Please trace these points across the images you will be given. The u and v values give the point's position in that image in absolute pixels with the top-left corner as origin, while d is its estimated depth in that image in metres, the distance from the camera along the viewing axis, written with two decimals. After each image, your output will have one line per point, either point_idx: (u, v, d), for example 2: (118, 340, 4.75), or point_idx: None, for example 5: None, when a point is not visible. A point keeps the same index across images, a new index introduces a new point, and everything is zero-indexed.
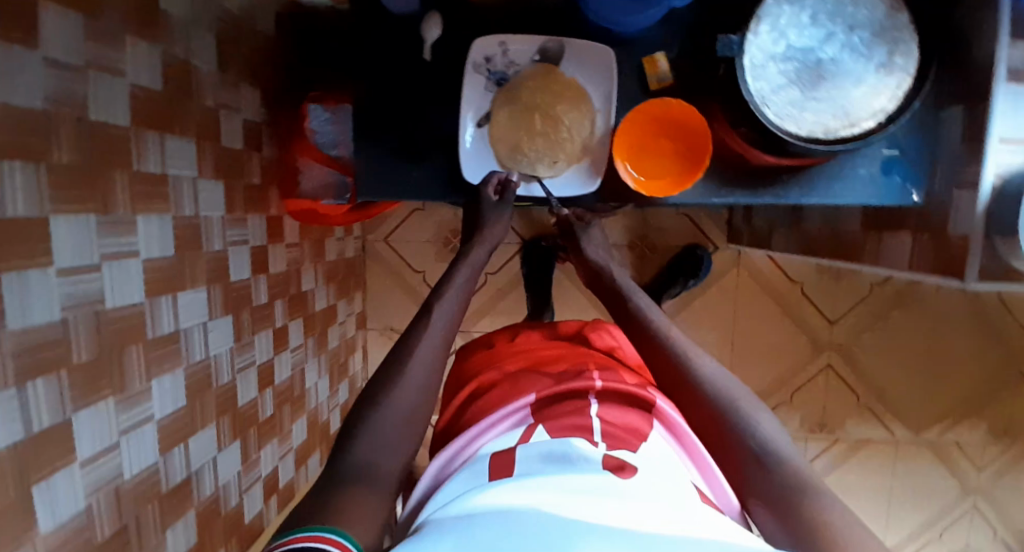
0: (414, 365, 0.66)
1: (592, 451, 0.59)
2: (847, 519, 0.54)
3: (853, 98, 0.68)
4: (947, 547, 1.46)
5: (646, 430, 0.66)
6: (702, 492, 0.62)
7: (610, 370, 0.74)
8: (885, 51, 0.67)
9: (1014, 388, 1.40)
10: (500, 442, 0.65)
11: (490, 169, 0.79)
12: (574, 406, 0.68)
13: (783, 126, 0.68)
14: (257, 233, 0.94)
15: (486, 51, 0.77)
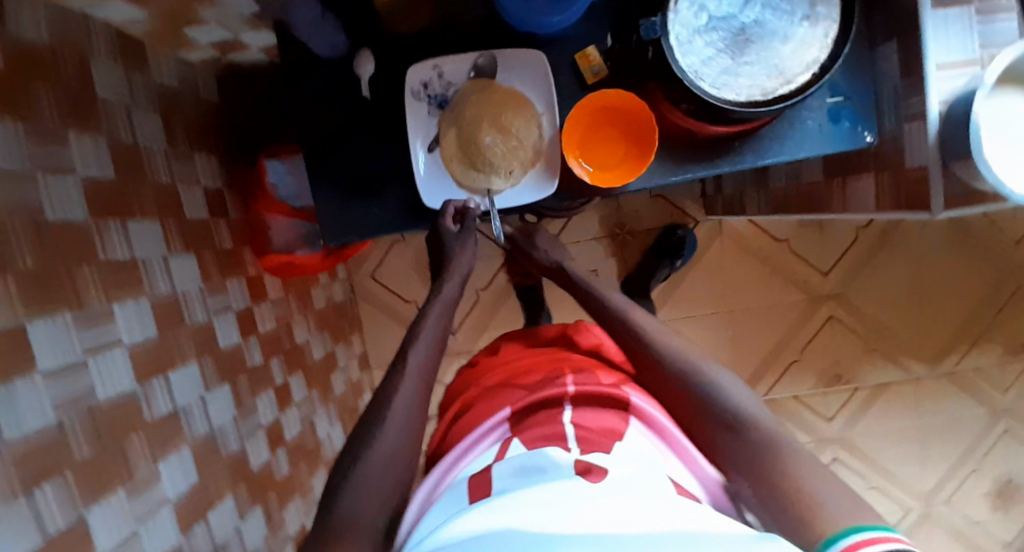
0: (402, 390, 0.64)
1: (564, 457, 0.58)
2: (835, 502, 0.51)
3: (783, 56, 0.69)
4: (991, 474, 1.44)
5: (623, 429, 0.65)
6: (679, 481, 0.60)
7: (586, 372, 0.74)
8: (805, 5, 0.69)
9: (1018, 303, 1.40)
10: (476, 463, 0.64)
11: (449, 191, 0.80)
12: (549, 414, 0.67)
13: (722, 95, 0.68)
14: (239, 297, 0.94)
15: (422, 77, 0.78)
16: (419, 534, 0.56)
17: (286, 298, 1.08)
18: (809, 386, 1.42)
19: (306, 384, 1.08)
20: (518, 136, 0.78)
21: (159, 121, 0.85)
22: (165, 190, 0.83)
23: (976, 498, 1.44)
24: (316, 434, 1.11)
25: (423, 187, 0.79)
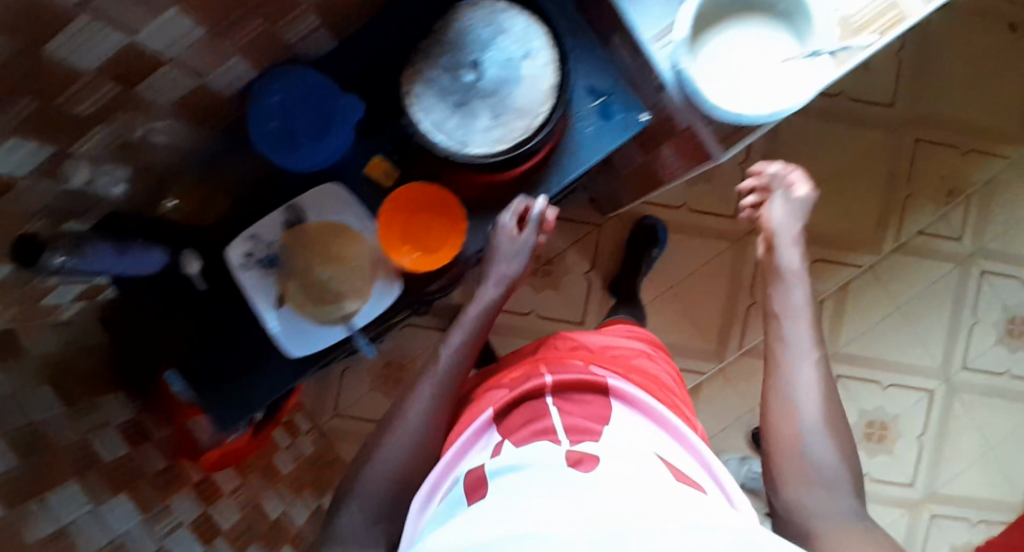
0: (396, 438, 0.71)
1: (553, 450, 0.58)
2: (860, 549, 0.62)
3: (526, 90, 0.75)
4: (989, 321, 1.40)
5: (609, 413, 0.67)
6: (675, 462, 0.61)
7: (562, 364, 0.76)
8: (521, 44, 0.76)
9: (925, 154, 1.37)
10: (472, 462, 0.66)
11: (311, 335, 0.80)
12: (534, 405, 0.69)
13: (489, 152, 0.75)
14: (188, 509, 0.97)
15: (243, 248, 0.79)
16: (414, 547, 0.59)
17: (246, 482, 1.10)
18: None
19: None
20: (351, 259, 0.82)
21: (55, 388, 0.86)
22: (78, 443, 0.84)
23: (990, 350, 1.40)
24: None
25: (287, 341, 0.79)
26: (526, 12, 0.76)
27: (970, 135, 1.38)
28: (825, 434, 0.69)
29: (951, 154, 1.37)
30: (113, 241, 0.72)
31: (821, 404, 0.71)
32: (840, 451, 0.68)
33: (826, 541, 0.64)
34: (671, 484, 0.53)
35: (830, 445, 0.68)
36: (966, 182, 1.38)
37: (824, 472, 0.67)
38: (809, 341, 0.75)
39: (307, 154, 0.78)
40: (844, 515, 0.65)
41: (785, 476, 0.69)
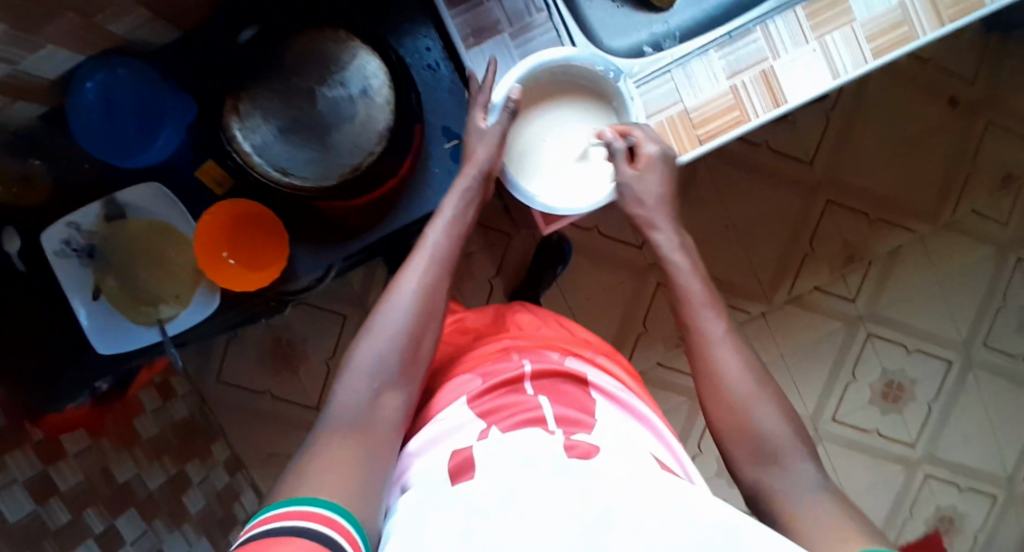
0: (369, 349, 0.62)
1: (550, 439, 0.57)
2: (835, 519, 0.53)
3: (359, 127, 0.75)
4: (868, 383, 1.43)
5: (592, 406, 0.66)
6: (663, 462, 0.62)
7: (533, 346, 0.74)
8: (359, 79, 0.75)
9: (832, 216, 1.38)
10: (446, 445, 0.61)
11: (121, 332, 0.79)
12: (510, 390, 0.66)
13: (318, 183, 0.74)
14: None
15: (59, 236, 0.76)
16: (409, 505, 0.54)
17: (98, 444, 1.12)
18: (663, 352, 1.45)
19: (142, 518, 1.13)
20: (175, 263, 0.81)
21: None
22: None
23: (863, 409, 1.43)
24: None
25: (97, 336, 0.77)
26: (365, 47, 0.75)
27: (881, 201, 1.38)
28: (772, 407, 0.62)
29: (858, 218, 1.38)
30: None
31: (763, 389, 0.63)
32: (785, 421, 0.62)
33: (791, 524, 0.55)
34: (667, 485, 0.52)
35: (775, 420, 0.62)
36: (869, 246, 1.39)
37: (784, 454, 0.60)
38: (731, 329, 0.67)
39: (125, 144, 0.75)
40: (807, 482, 0.58)
41: (750, 446, 0.61)
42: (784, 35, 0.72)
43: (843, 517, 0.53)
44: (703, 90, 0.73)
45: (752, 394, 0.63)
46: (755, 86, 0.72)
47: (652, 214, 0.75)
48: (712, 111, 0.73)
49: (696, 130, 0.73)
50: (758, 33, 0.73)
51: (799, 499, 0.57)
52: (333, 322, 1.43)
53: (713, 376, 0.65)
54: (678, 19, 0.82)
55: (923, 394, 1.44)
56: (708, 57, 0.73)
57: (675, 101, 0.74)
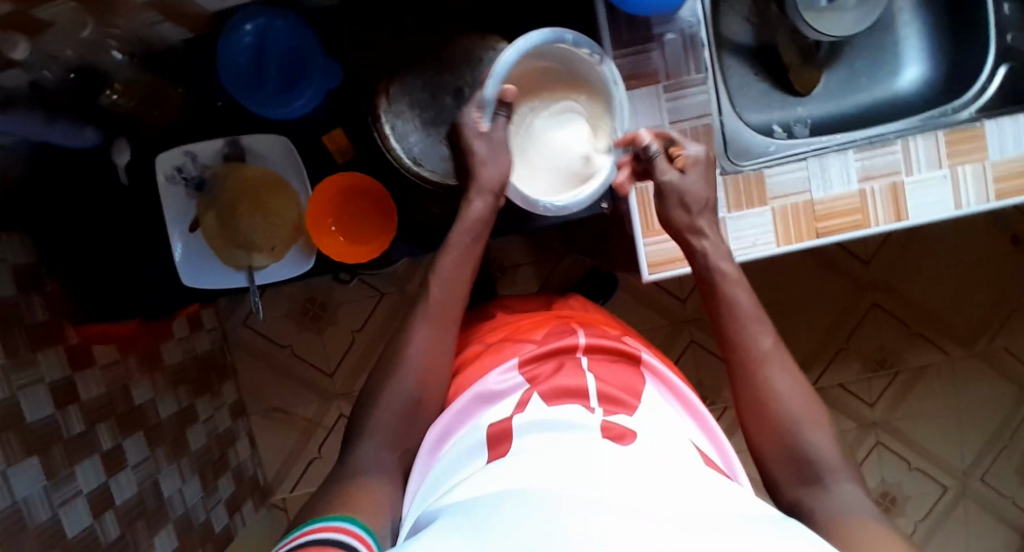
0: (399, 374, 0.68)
1: (588, 417, 0.61)
2: (864, 522, 0.53)
3: None
4: (864, 488, 1.46)
5: (640, 387, 0.69)
6: (705, 452, 0.65)
7: (594, 330, 0.77)
8: None
9: (874, 320, 1.41)
10: (494, 411, 0.66)
11: (210, 269, 0.80)
12: (560, 363, 0.70)
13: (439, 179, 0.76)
14: (54, 369, 0.98)
15: (175, 161, 0.78)
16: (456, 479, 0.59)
17: (123, 360, 1.12)
18: None
19: (146, 444, 1.13)
20: (278, 215, 0.81)
21: None
22: None
23: None
24: (165, 493, 1.14)
25: (186, 267, 0.79)
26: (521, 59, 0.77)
27: (922, 316, 1.41)
28: (823, 431, 0.61)
29: (897, 328, 1.41)
30: (42, 109, 0.70)
31: (800, 395, 0.62)
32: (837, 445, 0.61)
33: (822, 524, 0.55)
34: (704, 473, 0.55)
35: (829, 444, 0.60)
36: (901, 357, 1.42)
37: (816, 462, 0.59)
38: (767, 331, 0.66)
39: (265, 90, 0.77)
40: (848, 503, 0.57)
41: (797, 472, 0.60)
42: (921, 153, 0.74)
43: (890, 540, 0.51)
44: (834, 186, 0.75)
45: (806, 419, 0.61)
46: (882, 196, 0.75)
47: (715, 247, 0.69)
48: (836, 207, 0.75)
49: (817, 223, 0.75)
50: (897, 147, 0.74)
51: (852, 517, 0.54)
52: (370, 295, 1.42)
53: (777, 410, 0.62)
54: (812, 108, 0.85)
55: (913, 511, 1.47)
56: (846, 156, 0.74)
57: (804, 190, 0.74)
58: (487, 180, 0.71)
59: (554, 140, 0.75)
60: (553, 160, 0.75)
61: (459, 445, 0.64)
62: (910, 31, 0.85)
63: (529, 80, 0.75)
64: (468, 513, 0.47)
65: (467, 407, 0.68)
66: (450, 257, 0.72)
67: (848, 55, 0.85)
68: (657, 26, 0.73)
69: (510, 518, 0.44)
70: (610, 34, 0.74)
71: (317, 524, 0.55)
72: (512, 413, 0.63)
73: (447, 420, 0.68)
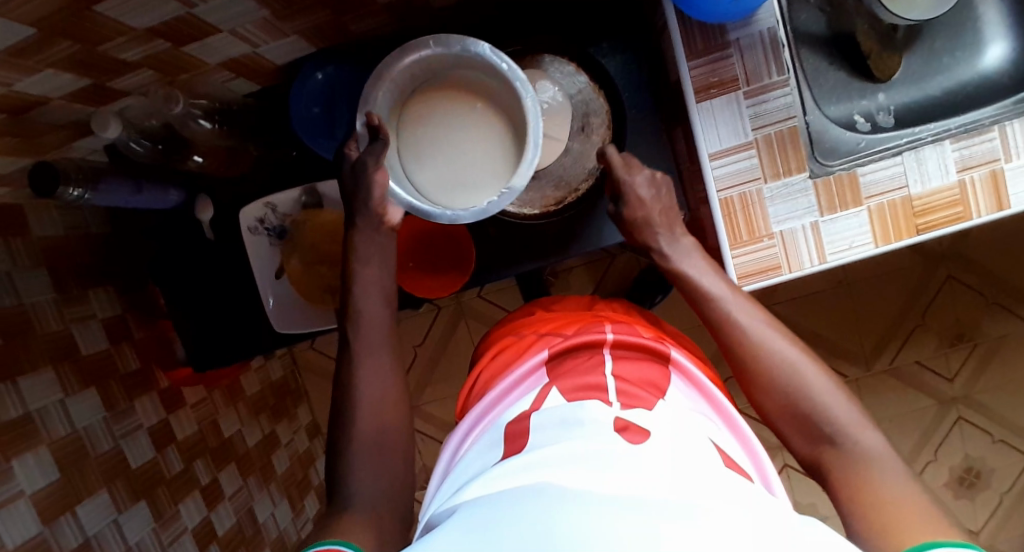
0: (377, 384, 0.68)
1: (602, 414, 0.59)
2: (909, 495, 0.51)
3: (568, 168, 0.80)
4: (947, 464, 1.43)
5: (665, 385, 0.66)
6: (723, 447, 0.60)
7: (624, 324, 0.75)
8: (581, 117, 0.81)
9: (948, 292, 1.37)
10: (514, 408, 0.67)
11: (298, 316, 0.82)
12: (582, 360, 0.69)
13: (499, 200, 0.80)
14: (149, 413, 1.01)
15: (256, 213, 0.81)
16: (460, 480, 0.62)
17: (209, 397, 1.15)
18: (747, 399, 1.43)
19: (239, 474, 1.16)
20: None
21: (49, 275, 0.89)
22: (61, 334, 0.89)
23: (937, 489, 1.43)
24: (257, 519, 1.17)
25: (279, 315, 0.82)
26: (591, 83, 0.80)
27: (1000, 286, 1.37)
28: (816, 368, 0.62)
29: (974, 301, 1.37)
30: (129, 177, 0.73)
31: (798, 372, 0.62)
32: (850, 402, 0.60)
33: (868, 492, 0.53)
34: (722, 472, 0.53)
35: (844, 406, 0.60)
36: (979, 330, 1.39)
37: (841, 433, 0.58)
38: (763, 325, 0.66)
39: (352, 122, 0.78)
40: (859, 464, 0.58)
41: (808, 426, 0.61)
42: (1019, 138, 0.72)
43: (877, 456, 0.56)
44: (932, 179, 0.72)
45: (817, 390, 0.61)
46: (983, 185, 0.72)
47: (671, 248, 0.72)
48: (936, 202, 0.72)
49: (916, 219, 0.72)
50: (994, 133, 0.72)
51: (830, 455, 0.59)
52: (432, 306, 1.39)
53: (767, 363, 0.64)
54: (895, 95, 0.81)
55: (999, 485, 1.44)
56: (943, 146, 0.71)
57: (901, 185, 0.72)
58: (369, 206, 0.70)
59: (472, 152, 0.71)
60: (480, 169, 0.70)
61: (478, 445, 0.66)
62: (990, 4, 0.80)
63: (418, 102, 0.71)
64: (477, 507, 0.48)
65: (486, 405, 0.71)
66: (364, 279, 0.71)
67: (929, 36, 0.81)
68: (732, 31, 0.71)
69: (517, 513, 0.44)
70: (685, 46, 0.72)
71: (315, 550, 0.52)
72: (531, 409, 0.64)
73: (466, 423, 0.72)
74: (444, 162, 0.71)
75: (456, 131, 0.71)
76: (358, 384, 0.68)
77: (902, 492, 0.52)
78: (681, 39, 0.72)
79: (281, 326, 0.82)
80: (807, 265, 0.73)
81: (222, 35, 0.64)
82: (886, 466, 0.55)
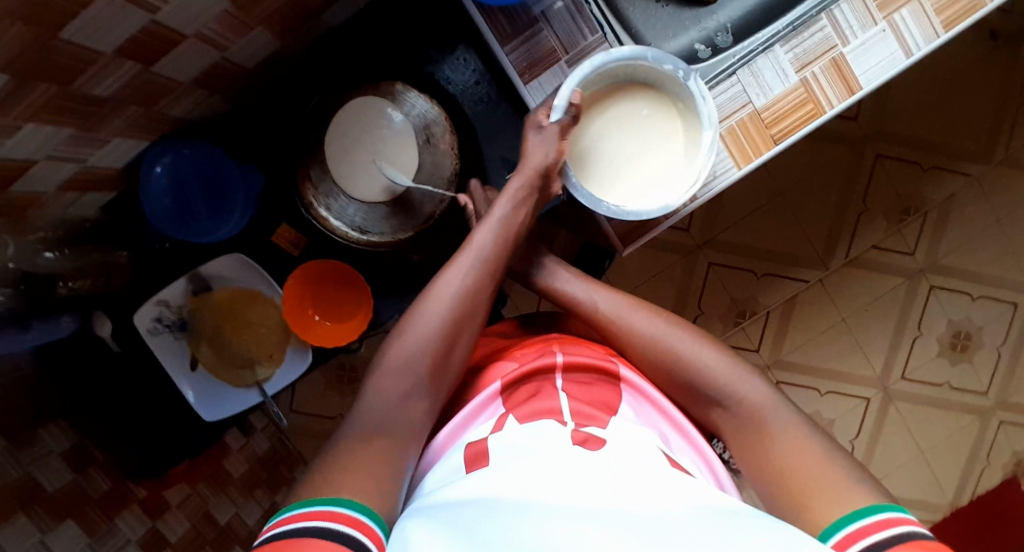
0: (437, 333, 0.61)
1: (557, 431, 0.54)
2: (798, 453, 0.57)
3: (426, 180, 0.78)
4: (933, 335, 1.41)
5: (616, 405, 0.61)
6: (675, 459, 0.57)
7: (572, 344, 0.69)
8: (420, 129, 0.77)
9: (883, 170, 1.36)
10: (476, 433, 0.60)
11: (222, 398, 0.82)
12: (535, 386, 0.62)
13: (369, 237, 0.76)
14: (136, 526, 0.87)
15: (151, 314, 0.79)
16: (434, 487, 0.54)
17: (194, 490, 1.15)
18: (722, 331, 1.39)
19: None
20: (267, 324, 0.84)
21: None
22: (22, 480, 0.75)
23: (932, 361, 1.42)
24: None
25: (202, 405, 0.81)
26: (424, 96, 0.77)
27: (930, 149, 1.36)
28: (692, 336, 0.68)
29: (910, 171, 1.36)
30: (16, 321, 0.71)
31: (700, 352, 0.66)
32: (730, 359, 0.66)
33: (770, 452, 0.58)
34: (669, 473, 0.49)
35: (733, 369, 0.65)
36: (925, 196, 1.37)
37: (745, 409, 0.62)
38: (651, 319, 0.70)
39: (210, 198, 0.79)
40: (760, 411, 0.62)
41: (694, 395, 0.65)
42: (850, 18, 0.70)
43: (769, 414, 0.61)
44: (773, 87, 0.71)
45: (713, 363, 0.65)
46: (827, 76, 0.71)
47: (549, 269, 0.79)
48: (783, 109, 0.71)
49: (770, 130, 0.71)
50: (824, 21, 0.70)
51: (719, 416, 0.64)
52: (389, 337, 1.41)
53: (662, 347, 0.67)
54: (727, 12, 0.80)
55: (990, 339, 1.43)
56: (774, 52, 0.71)
57: (745, 102, 0.71)
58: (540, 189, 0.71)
59: (632, 151, 0.74)
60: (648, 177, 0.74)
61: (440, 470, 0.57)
62: None
63: (356, 172, 0.76)
64: (453, 515, 0.43)
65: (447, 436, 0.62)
66: (504, 216, 0.68)
67: None
68: (534, 4, 0.70)
69: (494, 528, 0.40)
70: (494, 31, 0.71)
71: (301, 511, 0.46)
72: (491, 432, 0.58)
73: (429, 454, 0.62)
74: (620, 172, 0.74)
75: (618, 147, 0.75)
76: (412, 338, 0.61)
77: (792, 455, 0.57)
78: (487, 27, 0.71)
79: (208, 414, 0.81)
80: (681, 207, 0.73)
81: (42, 164, 0.62)
82: (777, 420, 0.60)
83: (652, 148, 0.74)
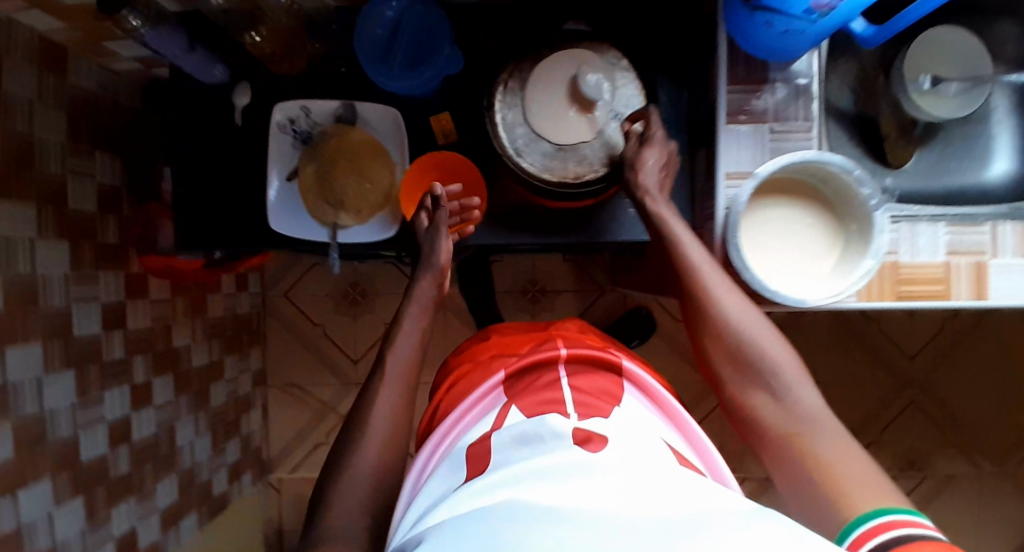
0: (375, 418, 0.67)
1: (562, 424, 0.56)
2: (855, 464, 0.58)
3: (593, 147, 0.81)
4: None
5: (620, 393, 0.64)
6: (678, 450, 0.59)
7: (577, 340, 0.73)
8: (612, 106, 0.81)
9: (909, 417, 1.40)
10: (474, 431, 0.63)
11: (296, 217, 0.83)
12: (536, 379, 0.66)
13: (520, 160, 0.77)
14: (110, 291, 0.96)
15: (289, 112, 0.82)
16: (424, 500, 0.57)
17: (171, 301, 1.12)
18: None
19: (174, 387, 1.12)
20: (375, 184, 0.84)
21: (67, 122, 0.87)
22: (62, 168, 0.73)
23: None
24: (175, 443, 1.12)
25: (277, 212, 0.82)
26: (636, 82, 0.81)
27: (956, 424, 1.40)
28: (770, 331, 0.69)
29: (930, 432, 1.40)
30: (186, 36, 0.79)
31: (777, 348, 0.68)
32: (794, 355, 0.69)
33: (810, 452, 0.61)
34: (675, 471, 0.50)
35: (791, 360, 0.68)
36: (931, 460, 1.40)
37: (805, 414, 0.64)
38: (736, 297, 0.71)
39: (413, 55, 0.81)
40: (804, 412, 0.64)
41: (761, 378, 0.68)
42: (1010, 239, 0.76)
43: (821, 420, 0.63)
44: (921, 253, 0.76)
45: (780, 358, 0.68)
46: (967, 272, 0.76)
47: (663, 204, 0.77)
48: (919, 275, 0.76)
49: (899, 285, 0.76)
50: (987, 228, 0.76)
51: (772, 418, 0.65)
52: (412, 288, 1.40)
53: (731, 335, 0.70)
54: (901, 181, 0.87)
55: None
56: (937, 226, 0.76)
57: (892, 252, 0.76)
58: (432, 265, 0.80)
59: (790, 251, 0.76)
60: (794, 272, 0.75)
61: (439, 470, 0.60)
62: (1003, 124, 0.87)
63: (547, 112, 0.77)
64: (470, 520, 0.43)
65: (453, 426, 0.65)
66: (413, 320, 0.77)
67: (942, 140, 0.88)
68: (772, 70, 0.77)
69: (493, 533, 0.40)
70: (730, 69, 0.77)
71: None
72: (490, 431, 0.60)
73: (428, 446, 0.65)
74: (773, 260, 0.75)
75: (778, 234, 0.76)
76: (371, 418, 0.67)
77: (834, 455, 0.60)
78: (727, 63, 0.76)
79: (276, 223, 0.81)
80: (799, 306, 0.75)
81: None
82: (822, 427, 0.62)
83: (805, 251, 0.76)
